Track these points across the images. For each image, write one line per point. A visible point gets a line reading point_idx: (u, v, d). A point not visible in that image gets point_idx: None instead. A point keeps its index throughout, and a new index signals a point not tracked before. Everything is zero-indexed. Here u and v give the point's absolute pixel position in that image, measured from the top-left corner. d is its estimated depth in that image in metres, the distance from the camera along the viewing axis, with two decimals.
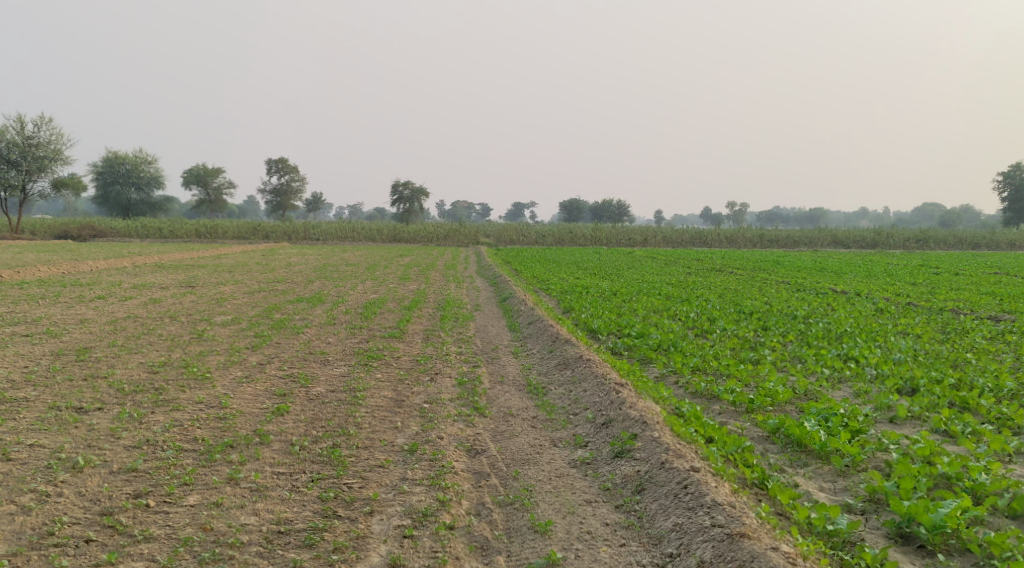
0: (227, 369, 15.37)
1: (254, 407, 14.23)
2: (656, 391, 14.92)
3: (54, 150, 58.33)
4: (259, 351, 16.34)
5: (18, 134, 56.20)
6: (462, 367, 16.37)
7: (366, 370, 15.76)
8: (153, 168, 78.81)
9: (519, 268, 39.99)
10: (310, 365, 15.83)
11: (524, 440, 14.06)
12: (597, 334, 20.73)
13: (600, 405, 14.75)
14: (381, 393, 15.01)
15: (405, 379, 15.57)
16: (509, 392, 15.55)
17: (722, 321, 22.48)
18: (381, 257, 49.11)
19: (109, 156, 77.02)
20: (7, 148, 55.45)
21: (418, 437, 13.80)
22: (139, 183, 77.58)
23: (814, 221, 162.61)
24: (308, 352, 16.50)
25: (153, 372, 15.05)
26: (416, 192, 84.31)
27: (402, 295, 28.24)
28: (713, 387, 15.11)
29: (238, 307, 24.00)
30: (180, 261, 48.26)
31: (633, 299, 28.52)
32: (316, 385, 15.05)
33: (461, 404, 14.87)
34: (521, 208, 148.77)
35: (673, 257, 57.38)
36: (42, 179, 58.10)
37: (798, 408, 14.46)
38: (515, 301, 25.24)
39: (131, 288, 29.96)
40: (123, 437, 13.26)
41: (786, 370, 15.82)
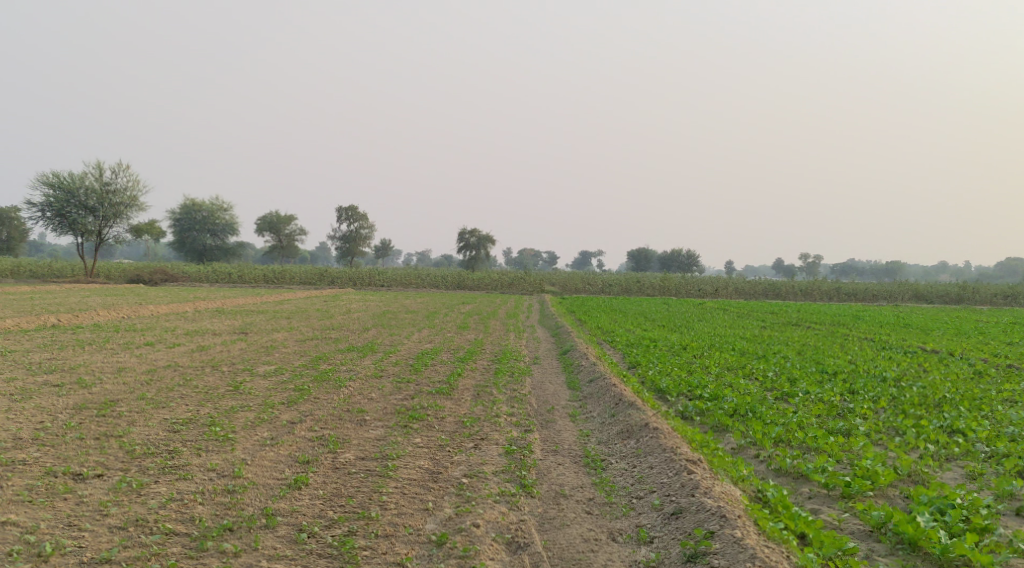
0: (254, 429, 14.09)
1: (270, 478, 12.91)
2: (735, 470, 13.22)
3: (130, 197, 58.77)
4: (294, 408, 15.05)
5: (97, 180, 56.70)
6: (512, 433, 14.79)
7: (404, 433, 14.33)
8: (229, 216, 79.46)
9: (584, 319, 38.38)
10: (344, 426, 14.46)
11: (577, 531, 12.44)
12: (665, 395, 18.97)
13: (668, 489, 13.06)
14: (416, 462, 13.54)
15: (447, 445, 14.08)
16: (562, 465, 13.93)
17: (803, 382, 20.57)
18: (444, 306, 48.00)
19: (186, 202, 77.89)
20: (85, 193, 55.97)
21: (450, 525, 12.31)
22: (214, 229, 78.22)
23: (893, 274, 157.34)
24: (345, 410, 15.13)
25: (172, 432, 13.87)
26: (484, 239, 83.39)
27: (459, 346, 26.85)
28: (801, 463, 13.37)
29: (285, 356, 22.88)
30: (242, 306, 47.77)
31: (705, 355, 26.67)
32: (347, 451, 13.67)
33: (505, 480, 13.30)
34: (590, 257, 147.12)
35: (747, 310, 55.17)
36: (118, 225, 58.57)
37: (904, 495, 12.71)
38: (577, 355, 23.59)
39: (183, 333, 29.20)
40: (110, 514, 12.09)
41: (883, 445, 13.99)
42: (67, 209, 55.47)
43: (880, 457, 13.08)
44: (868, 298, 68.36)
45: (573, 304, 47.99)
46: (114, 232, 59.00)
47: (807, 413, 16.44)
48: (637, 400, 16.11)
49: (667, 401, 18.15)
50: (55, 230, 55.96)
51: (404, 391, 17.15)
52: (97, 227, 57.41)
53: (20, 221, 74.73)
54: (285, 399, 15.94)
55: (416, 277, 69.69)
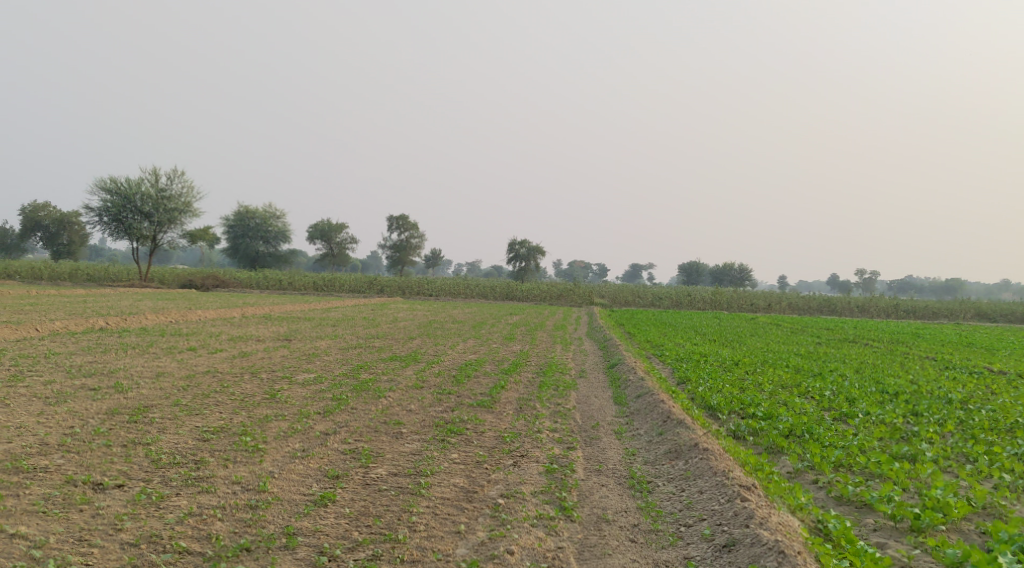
0: (285, 440, 13.68)
1: (296, 494, 12.46)
2: (793, 497, 12.50)
3: (185, 203, 59.25)
4: (329, 418, 14.60)
5: (152, 186, 57.25)
6: (554, 450, 14.16)
7: (440, 448, 13.79)
8: (282, 223, 79.94)
9: (633, 332, 37.57)
10: (378, 439, 13.98)
11: (619, 561, 11.77)
12: (716, 412, 18.17)
13: (720, 518, 12.34)
14: (450, 480, 13.00)
15: (484, 462, 13.51)
16: (606, 487, 13.26)
17: (862, 403, 19.62)
18: (491, 316, 47.48)
19: (240, 209, 78.57)
20: (141, 199, 56.53)
21: (482, 551, 11.72)
22: (267, 237, 78.75)
23: (952, 292, 153.58)
24: (381, 422, 14.63)
25: (201, 441, 13.53)
26: (534, 250, 82.87)
27: (504, 357, 26.27)
28: (864, 491, 12.59)
29: (326, 364, 22.51)
30: (290, 312, 47.75)
31: (758, 371, 25.77)
32: (379, 466, 13.18)
33: (544, 502, 12.70)
34: (641, 270, 145.82)
35: (801, 326, 53.86)
36: (172, 230, 59.05)
37: (980, 530, 11.89)
38: (625, 368, 22.84)
39: (227, 339, 29.01)
40: (124, 529, 11.70)
41: (954, 474, 13.18)
42: (123, 214, 56.10)
43: (953, 488, 12.28)
44: (927, 316, 66.43)
45: (623, 317, 47.17)
46: (169, 238, 59.56)
47: (870, 436, 15.62)
48: (686, 417, 15.37)
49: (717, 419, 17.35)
50: (111, 234, 56.56)
51: (443, 403, 16.63)
52: (152, 233, 57.97)
53: (80, 226, 75.98)
54: (321, 408, 15.51)
55: (464, 287, 69.33)
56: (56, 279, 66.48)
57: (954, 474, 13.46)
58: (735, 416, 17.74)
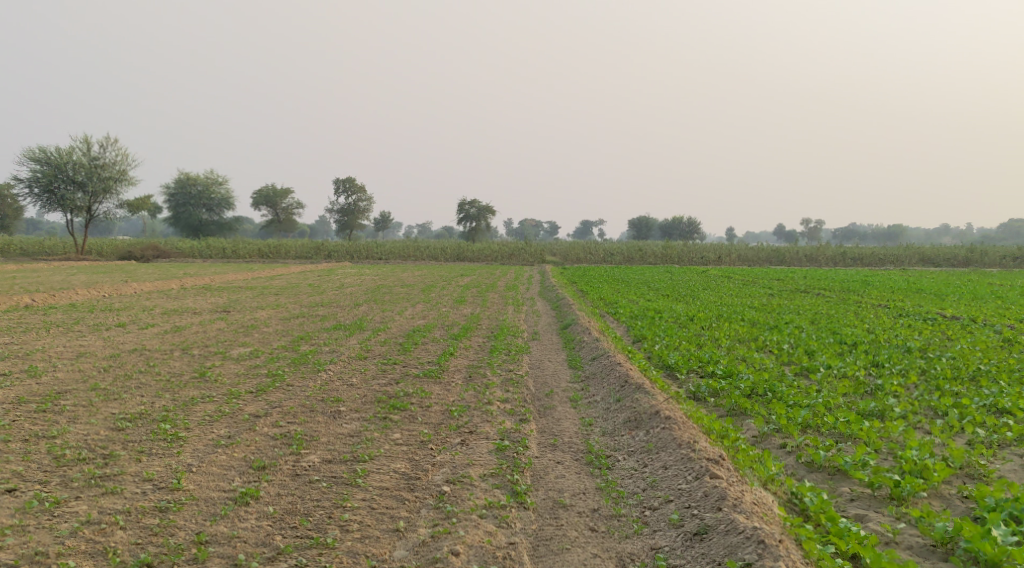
0: (210, 426, 12.90)
1: (214, 491, 11.74)
2: (765, 470, 12.11)
3: (120, 171, 56.98)
4: (261, 398, 13.74)
5: (84, 154, 54.87)
6: (505, 424, 13.48)
7: (380, 428, 13.06)
8: (224, 190, 77.64)
9: (586, 290, 36.75)
10: (315, 419, 13.22)
11: (579, 556, 11.26)
12: (674, 372, 17.37)
13: (688, 501, 11.83)
14: (392, 466, 12.34)
15: (429, 442, 12.84)
16: (562, 465, 12.65)
17: (821, 355, 18.97)
18: (439, 278, 46.38)
19: (181, 176, 76.05)
20: (73, 168, 54.17)
21: (422, 552, 11.14)
22: (210, 204, 76.46)
23: (895, 239, 155.42)
24: (317, 399, 13.77)
25: (115, 431, 12.71)
26: (483, 210, 81.68)
27: (453, 321, 25.23)
28: (838, 457, 12.30)
29: (264, 336, 21.34)
30: (233, 282, 46.12)
31: (714, 327, 25.10)
32: (311, 452, 12.48)
33: (494, 487, 12.11)
34: (590, 226, 145.19)
35: (753, 277, 53.53)
36: (108, 200, 56.80)
37: (963, 496, 11.73)
38: (578, 330, 21.92)
39: (160, 313, 27.61)
40: (6, 546, 10.93)
41: (927, 430, 12.92)
42: (55, 184, 53.68)
43: (928, 448, 12.03)
44: (875, 263, 66.63)
45: (575, 275, 46.23)
46: (104, 208, 57.25)
47: (835, 392, 15.06)
48: (646, 381, 14.61)
49: (675, 381, 16.53)
50: (43, 206, 54.17)
51: (388, 374, 15.70)
52: (87, 203, 55.61)
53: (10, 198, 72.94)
54: (255, 383, 14.60)
55: (413, 250, 68.05)
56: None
57: (925, 431, 13.09)
58: (696, 376, 16.95)
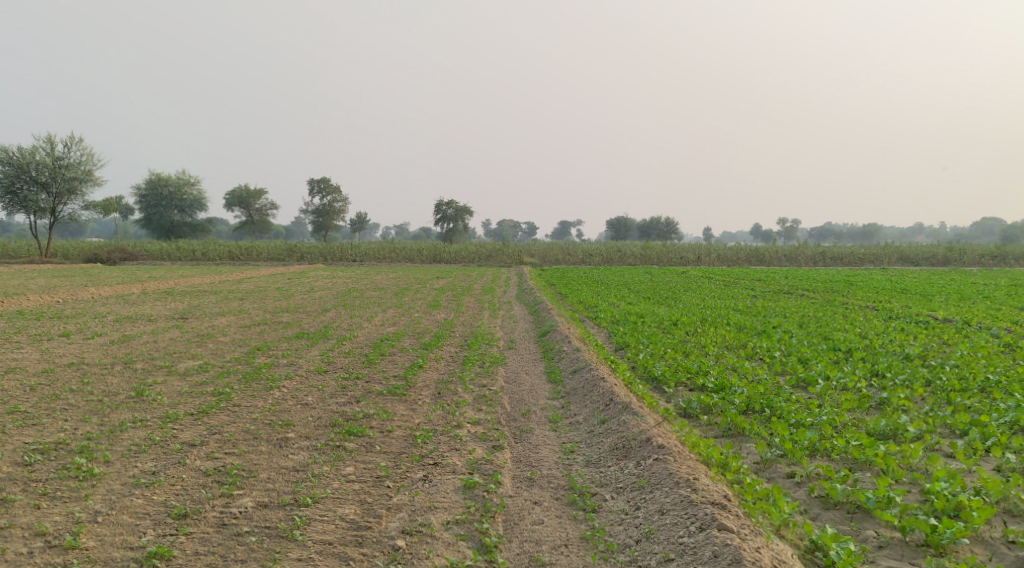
0: (132, 462, 11.76)
1: (119, 550, 10.59)
2: (780, 514, 11.04)
3: (85, 171, 54.99)
4: (199, 423, 12.54)
5: (48, 154, 52.84)
6: (475, 453, 12.29)
7: (331, 461, 11.91)
8: (197, 190, 75.73)
9: (565, 292, 35.40)
10: (257, 451, 12.06)
11: None
12: (661, 386, 16.00)
13: (691, 557, 10.71)
14: (339, 511, 11.19)
15: (386, 479, 11.70)
16: (542, 507, 11.50)
17: (815, 365, 17.64)
18: (413, 281, 44.90)
19: (152, 177, 73.95)
20: (37, 168, 52.14)
21: None
22: (182, 205, 74.45)
23: (870, 238, 155.26)
24: (264, 426, 12.54)
25: (22, 467, 11.58)
26: (461, 210, 80.13)
27: (424, 328, 23.72)
28: (858, 491, 11.32)
29: (218, 347, 19.80)
30: (200, 286, 44.32)
31: (700, 332, 23.80)
32: (244, 497, 11.32)
33: (458, 538, 10.98)
34: (569, 227, 143.98)
35: (733, 278, 52.36)
36: (73, 202, 54.80)
37: (1006, 538, 10.82)
38: (557, 338, 20.47)
39: (113, 321, 25.99)
40: None
41: (953, 457, 11.89)
42: (17, 185, 51.63)
43: (960, 483, 11.12)
44: (854, 262, 65.74)
45: (553, 277, 44.76)
46: (69, 209, 55.23)
47: (839, 406, 13.94)
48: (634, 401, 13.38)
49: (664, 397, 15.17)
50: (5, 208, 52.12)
51: (348, 391, 14.29)
52: (51, 205, 53.55)
53: None
54: (197, 403, 13.34)
55: (389, 251, 66.47)
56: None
57: (948, 454, 12.09)
58: (688, 390, 15.58)
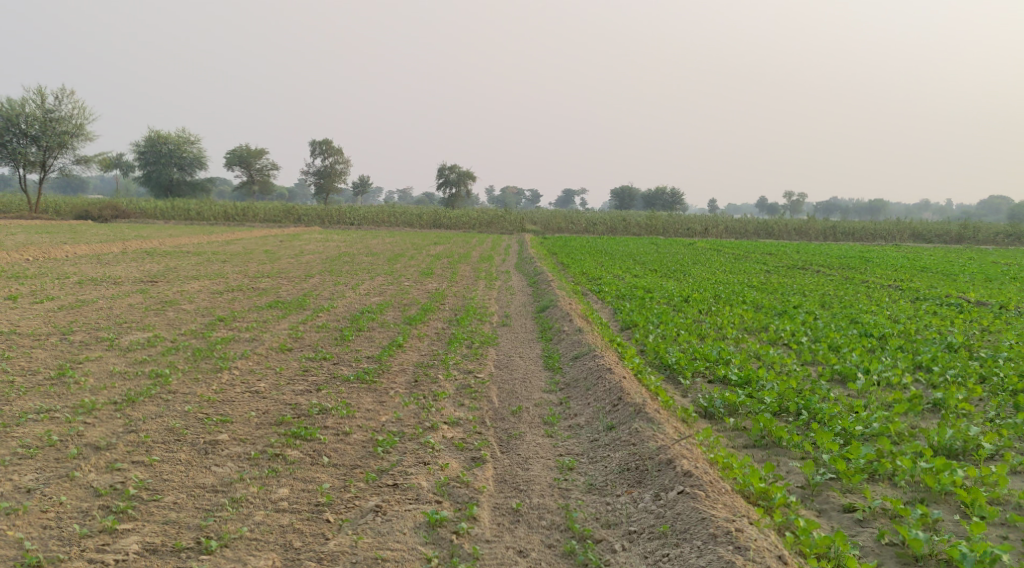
0: (10, 474, 9.93)
1: None
2: None
3: (78, 125, 52.46)
4: (111, 424, 10.73)
5: (39, 107, 50.28)
6: (446, 476, 10.39)
7: (260, 483, 10.07)
8: (197, 148, 73.26)
9: (568, 262, 33.19)
10: (170, 463, 10.23)
11: None
12: (676, 375, 13.84)
13: None
14: (257, 555, 9.33)
15: (328, 511, 9.82)
16: (539, 554, 9.61)
17: (848, 355, 15.43)
18: (408, 246, 42.67)
19: (151, 133, 71.42)
20: (27, 120, 49.65)
21: None
22: (181, 163, 72.05)
23: (876, 214, 152.56)
24: (190, 427, 10.76)
25: None
26: (464, 175, 77.64)
27: (411, 300, 21.47)
28: (947, 543, 9.45)
29: (176, 316, 17.63)
30: (186, 247, 42.00)
31: (714, 312, 21.64)
32: (130, 536, 9.44)
33: None
34: (573, 195, 141.42)
35: (743, 251, 50.04)
36: (64, 156, 52.35)
37: None
38: (557, 317, 18.24)
39: (74, 282, 23.84)
40: None
41: None
42: (6, 137, 49.17)
43: None
44: (866, 237, 63.41)
45: (556, 246, 42.50)
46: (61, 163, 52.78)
47: (887, 406, 12.00)
48: (647, 402, 11.46)
49: (679, 390, 13.10)
50: None
51: (308, 374, 12.24)
52: (41, 158, 51.16)
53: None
54: (127, 387, 11.53)
55: (387, 215, 63.94)
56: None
57: None
58: (708, 382, 13.46)
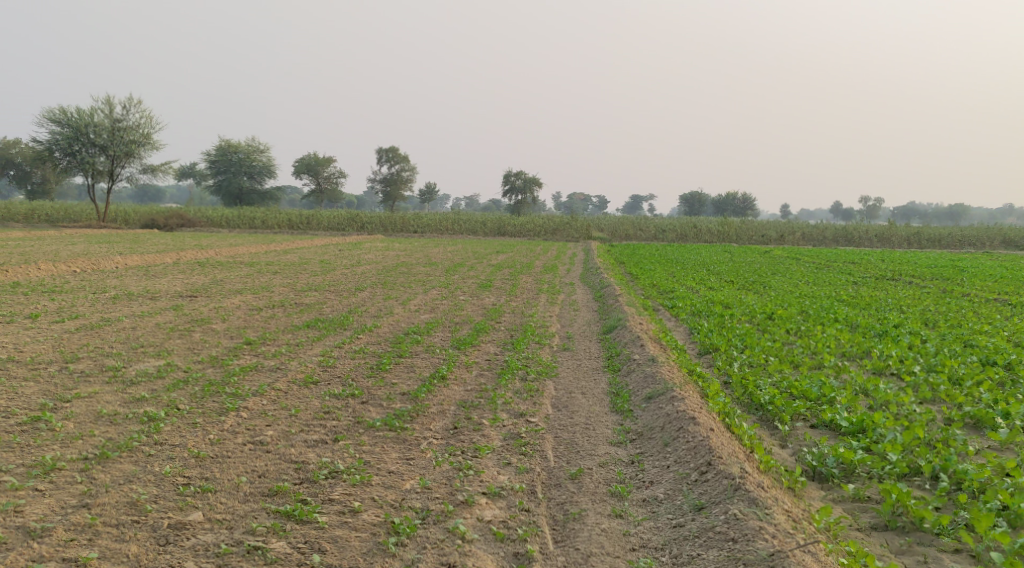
0: None
1: None
2: None
3: (146, 134, 51.60)
4: (59, 497, 9.28)
5: (107, 117, 49.55)
6: None
7: None
8: (266, 157, 72.68)
9: (637, 273, 30.91)
10: (112, 560, 8.75)
11: None
12: (770, 419, 11.66)
13: None
14: None
15: None
16: None
17: (976, 391, 12.93)
18: (470, 256, 40.68)
19: (222, 142, 71.17)
20: (95, 131, 48.96)
21: None
22: (251, 172, 71.40)
23: (956, 218, 146.17)
24: (152, 505, 9.26)
25: None
26: (530, 181, 75.65)
27: (464, 318, 19.40)
28: None
29: (199, 339, 15.90)
30: (241, 257, 40.64)
31: (803, 332, 19.22)
32: None
33: None
34: (641, 201, 138.33)
35: (823, 260, 47.09)
36: (132, 166, 51.58)
37: None
38: (626, 342, 15.98)
39: (110, 298, 22.40)
40: None
41: None
42: (75, 147, 48.54)
43: None
44: (952, 244, 59.43)
45: (625, 255, 40.09)
46: (129, 174, 52.05)
47: None
48: (746, 473, 9.65)
49: (775, 438, 10.91)
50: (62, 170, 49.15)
51: (325, 420, 10.60)
52: (109, 168, 50.40)
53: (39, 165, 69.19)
54: (104, 438, 10.11)
55: (451, 223, 62.05)
56: (7, 219, 59.32)
57: None
58: (809, 428, 11.23)
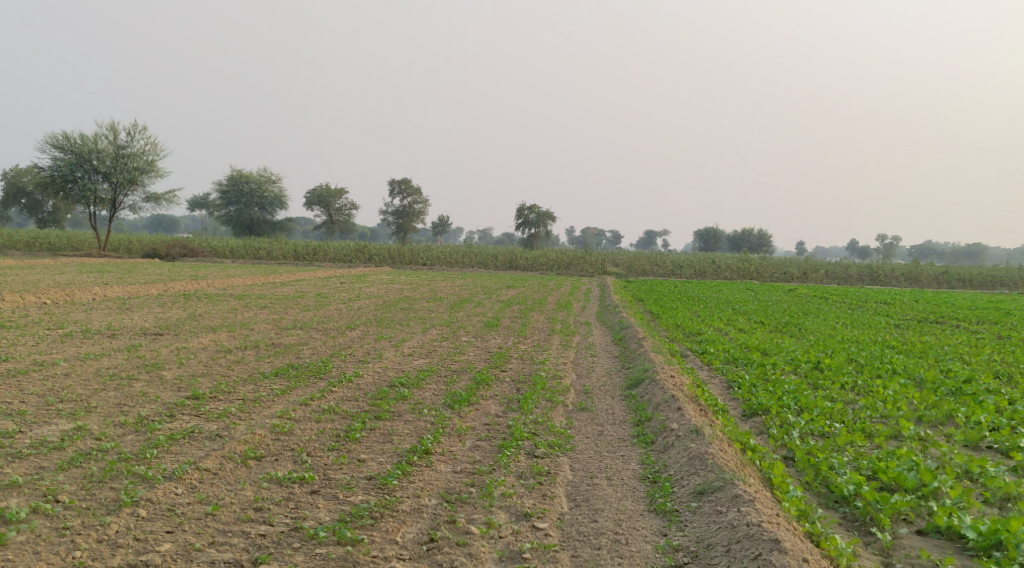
0: None
1: None
2: None
3: (151, 160, 48.93)
4: None
5: (111, 142, 47.05)
6: None
7: None
8: (278, 188, 70.21)
9: (660, 312, 28.07)
10: None
11: None
12: (865, 521, 9.11)
13: None
14: None
15: None
16: None
17: None
18: (478, 291, 37.82)
19: (234, 172, 68.85)
20: (98, 157, 46.42)
21: None
22: (263, 203, 68.77)
23: (975, 259, 142.76)
24: None
25: None
26: (544, 216, 73.03)
27: (463, 365, 16.54)
28: None
29: (136, 392, 12.93)
30: (234, 289, 37.74)
31: (861, 388, 16.32)
32: None
33: None
34: (656, 237, 135.53)
35: (856, 299, 44.01)
36: (136, 193, 48.81)
37: None
38: (656, 403, 13.03)
39: (63, 335, 19.59)
40: None
41: None
42: (77, 174, 45.89)
43: None
44: (983, 285, 56.27)
45: (644, 292, 37.16)
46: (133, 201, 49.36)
47: None
48: None
49: (874, 551, 8.75)
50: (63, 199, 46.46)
51: (250, 527, 8.66)
52: (111, 196, 47.67)
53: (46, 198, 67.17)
54: None
55: (461, 255, 59.38)
56: (5, 246, 56.83)
57: None
58: (918, 537, 8.87)
